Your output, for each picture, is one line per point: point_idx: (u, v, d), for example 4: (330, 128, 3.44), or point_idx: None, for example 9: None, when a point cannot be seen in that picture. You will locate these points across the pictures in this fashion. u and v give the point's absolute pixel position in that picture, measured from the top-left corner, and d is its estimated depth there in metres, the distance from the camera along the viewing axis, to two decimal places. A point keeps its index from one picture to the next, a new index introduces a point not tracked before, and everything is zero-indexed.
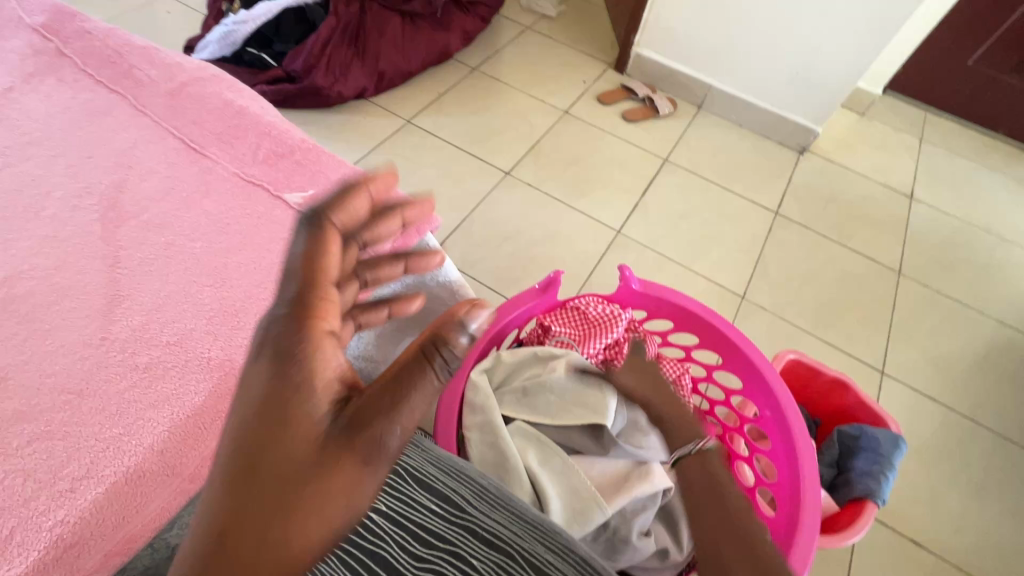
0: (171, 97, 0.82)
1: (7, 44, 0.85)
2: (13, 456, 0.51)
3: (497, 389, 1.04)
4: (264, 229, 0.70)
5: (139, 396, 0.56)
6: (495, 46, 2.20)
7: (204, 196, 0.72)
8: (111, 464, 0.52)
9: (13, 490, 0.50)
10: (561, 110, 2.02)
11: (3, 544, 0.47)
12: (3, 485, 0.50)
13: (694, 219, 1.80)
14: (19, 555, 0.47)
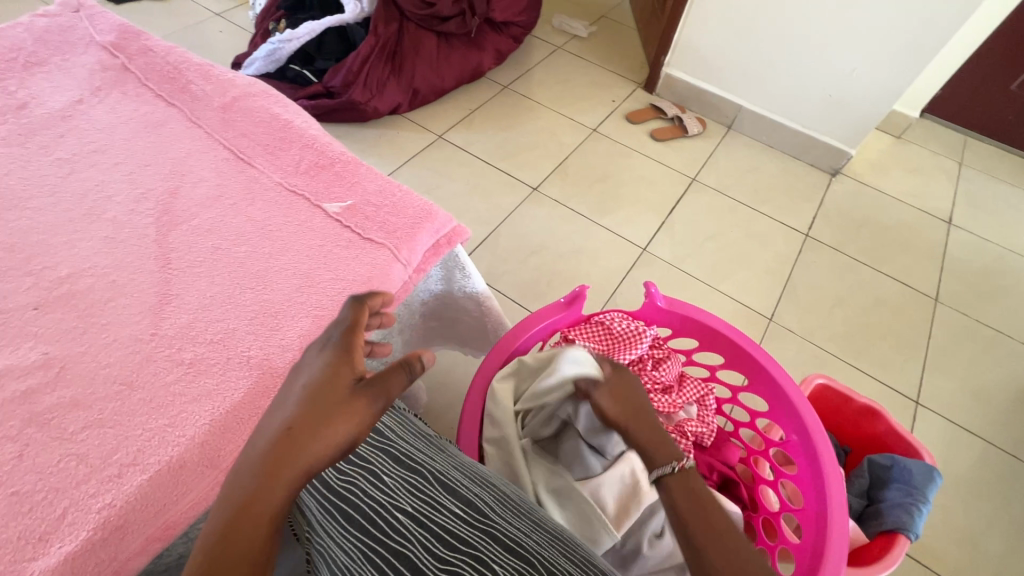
0: (223, 110, 0.88)
1: (79, 61, 0.92)
2: (68, 440, 0.55)
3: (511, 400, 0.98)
4: (304, 236, 0.74)
5: (184, 389, 0.60)
6: (526, 65, 2.25)
7: (250, 204, 0.77)
8: (156, 452, 0.56)
9: (67, 472, 0.53)
10: (589, 128, 2.05)
11: (55, 523, 0.50)
12: (57, 468, 0.53)
13: (721, 239, 1.79)
14: (69, 534, 0.50)
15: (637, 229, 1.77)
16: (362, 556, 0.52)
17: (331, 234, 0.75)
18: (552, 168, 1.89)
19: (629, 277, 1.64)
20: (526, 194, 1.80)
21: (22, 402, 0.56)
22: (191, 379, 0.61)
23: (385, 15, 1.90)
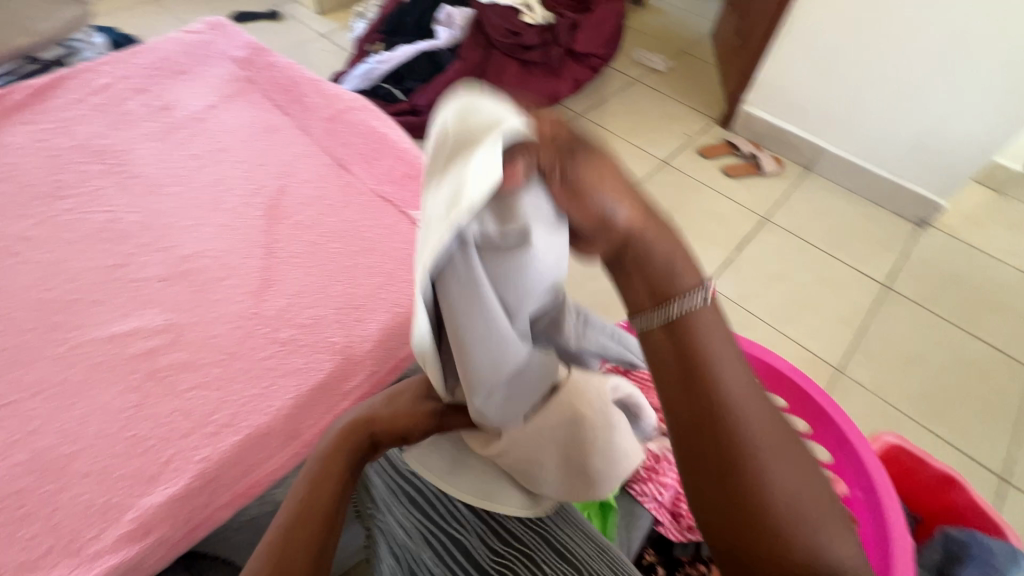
0: (329, 121, 0.98)
1: (215, 72, 1.06)
2: (178, 397, 0.62)
3: None
4: (391, 239, 0.80)
5: (277, 365, 0.66)
6: (602, 95, 2.30)
7: (345, 206, 0.84)
8: (249, 418, 0.62)
9: (174, 424, 0.60)
10: (660, 159, 2.06)
11: (162, 467, 0.58)
12: (166, 420, 0.61)
13: (790, 281, 1.73)
14: (173, 478, 0.57)
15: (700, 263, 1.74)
16: (422, 537, 0.59)
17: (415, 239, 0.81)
18: None
19: None
20: None
21: (146, 359, 0.65)
22: (282, 357, 0.67)
23: (473, 40, 2.04)
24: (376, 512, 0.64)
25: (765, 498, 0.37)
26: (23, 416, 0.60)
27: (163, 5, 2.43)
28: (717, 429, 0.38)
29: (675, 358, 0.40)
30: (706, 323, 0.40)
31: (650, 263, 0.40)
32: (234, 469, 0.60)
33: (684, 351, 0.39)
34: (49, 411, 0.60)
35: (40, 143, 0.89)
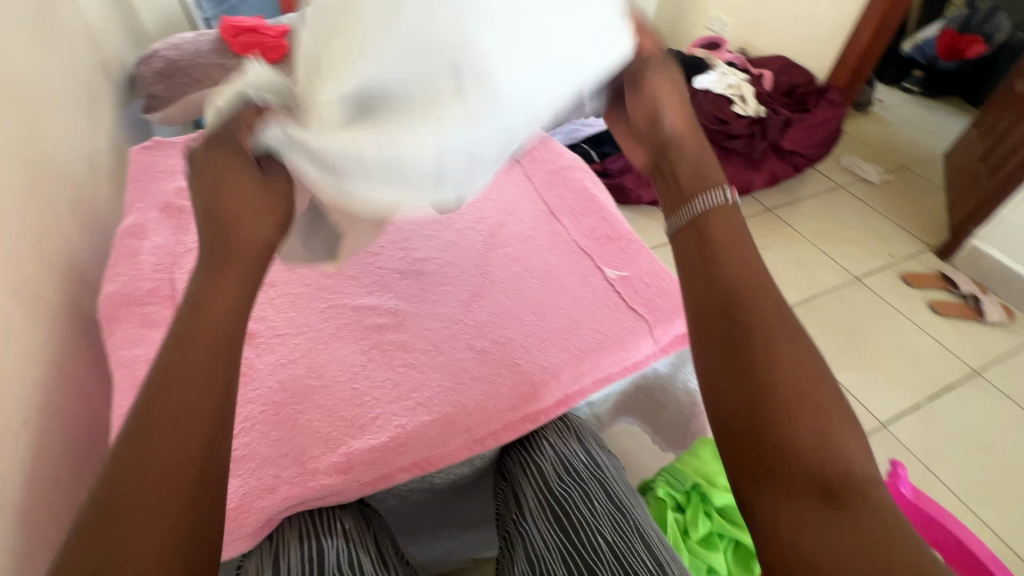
0: (550, 173, 1.11)
1: None
2: (393, 369, 0.77)
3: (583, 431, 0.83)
4: (583, 289, 0.89)
5: (470, 369, 0.77)
6: (798, 194, 2.21)
7: (549, 250, 0.96)
8: (441, 405, 0.73)
9: (386, 390, 0.74)
10: (852, 275, 1.89)
11: (372, 420, 0.71)
12: (381, 384, 0.75)
13: (998, 455, 1.43)
14: (378, 432, 0.70)
15: (881, 400, 1.52)
16: (558, 555, 0.64)
17: (605, 294, 0.88)
18: (795, 300, 1.78)
19: None
20: None
21: (376, 331, 0.81)
22: (475, 362, 0.78)
23: None
24: (520, 527, 0.70)
25: (770, 375, 0.44)
26: (288, 347, 0.79)
27: None
28: (738, 312, 0.47)
29: (701, 256, 0.51)
30: (727, 237, 0.52)
31: (693, 202, 0.54)
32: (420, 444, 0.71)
33: (706, 238, 0.52)
34: (305, 348, 0.79)
35: None
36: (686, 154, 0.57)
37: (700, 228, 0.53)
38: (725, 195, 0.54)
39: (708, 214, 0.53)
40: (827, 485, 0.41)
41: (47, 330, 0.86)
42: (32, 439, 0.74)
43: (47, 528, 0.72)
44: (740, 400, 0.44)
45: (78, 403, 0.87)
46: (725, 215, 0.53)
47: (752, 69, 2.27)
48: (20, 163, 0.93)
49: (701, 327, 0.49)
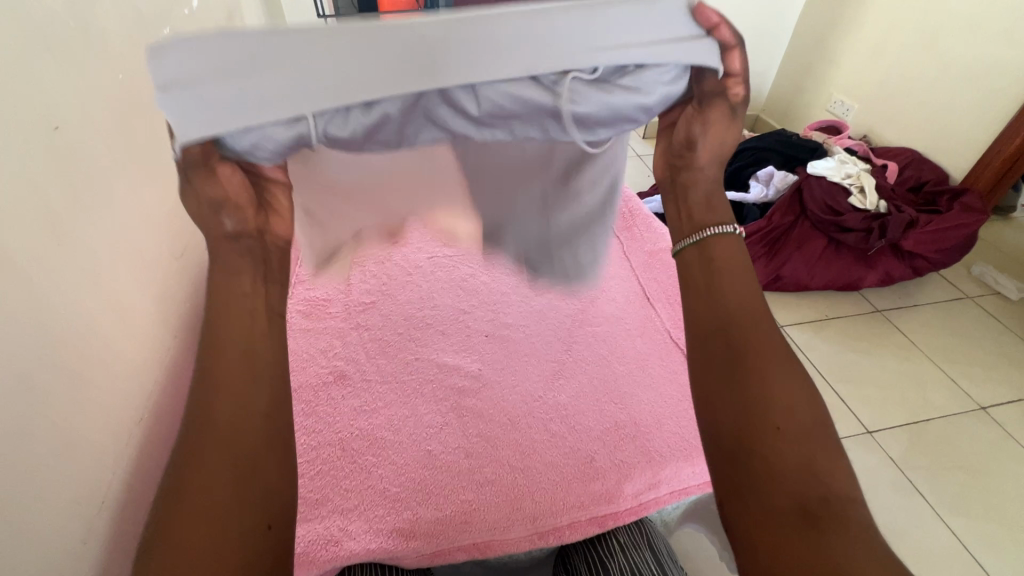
0: (650, 256, 1.10)
1: None
2: (470, 452, 0.77)
3: (646, 533, 0.80)
4: (672, 386, 0.86)
5: (557, 461, 0.77)
6: (914, 299, 2.01)
7: (639, 335, 0.94)
8: (509, 486, 0.74)
9: (461, 466, 0.76)
10: (975, 403, 1.65)
11: (444, 497, 0.72)
12: (457, 465, 0.76)
13: None
14: (445, 510, 0.71)
15: (1004, 564, 1.28)
16: None
17: None
18: (900, 419, 1.59)
19: None
20: (853, 430, 1.55)
21: (454, 407, 0.83)
22: (548, 447, 0.78)
23: (787, 206, 2.02)
24: None
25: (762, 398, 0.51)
26: (374, 394, 0.84)
27: None
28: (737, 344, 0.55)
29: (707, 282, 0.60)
30: (727, 279, 0.59)
31: (702, 229, 0.63)
32: (483, 531, 0.71)
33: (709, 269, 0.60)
34: (388, 400, 0.84)
35: None
36: (699, 179, 0.66)
37: (708, 250, 0.61)
38: (734, 228, 0.62)
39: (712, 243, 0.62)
40: (803, 504, 0.46)
41: (171, 335, 0.95)
42: (141, 439, 0.81)
43: (136, 521, 0.79)
44: (790, 538, 0.45)
45: (183, 406, 0.95)
46: (736, 244, 0.62)
47: (874, 160, 2.13)
48: (178, 182, 1.06)
49: (743, 389, 0.52)
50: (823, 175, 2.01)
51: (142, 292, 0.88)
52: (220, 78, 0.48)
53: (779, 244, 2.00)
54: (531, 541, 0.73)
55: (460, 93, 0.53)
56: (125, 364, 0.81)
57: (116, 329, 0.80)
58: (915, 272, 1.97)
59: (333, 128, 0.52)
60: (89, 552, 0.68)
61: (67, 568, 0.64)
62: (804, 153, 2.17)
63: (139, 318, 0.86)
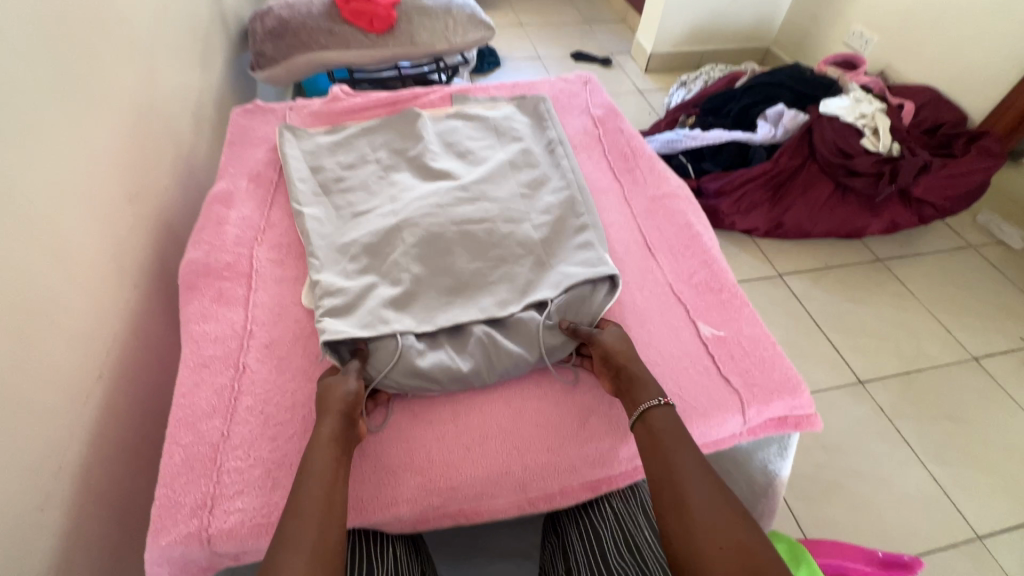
0: (652, 201, 1.02)
1: (573, 122, 1.20)
2: (456, 413, 0.72)
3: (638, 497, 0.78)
4: (671, 343, 0.80)
5: (547, 423, 0.72)
6: (916, 247, 1.95)
7: (639, 289, 0.87)
8: (496, 449, 0.70)
9: (446, 427, 0.71)
10: (968, 353, 1.64)
11: (427, 461, 0.68)
12: (442, 427, 0.71)
13: None
14: (428, 474, 0.67)
15: (982, 510, 1.31)
16: None
17: (695, 355, 0.79)
18: (892, 370, 1.58)
19: (939, 556, 1.23)
20: (846, 381, 1.54)
21: None
22: (539, 409, 0.74)
23: (795, 148, 1.91)
24: None
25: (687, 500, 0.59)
26: None
27: (527, 32, 2.87)
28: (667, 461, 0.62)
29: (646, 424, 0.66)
30: (672, 437, 0.64)
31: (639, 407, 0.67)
32: (468, 495, 0.68)
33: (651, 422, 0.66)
34: None
35: None
36: (624, 356, 0.72)
37: (646, 420, 0.66)
38: (659, 400, 0.67)
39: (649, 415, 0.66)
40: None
41: (131, 286, 0.87)
42: (102, 399, 0.75)
43: (107, 482, 0.75)
44: None
45: (151, 361, 0.88)
46: (666, 417, 0.66)
47: (891, 98, 1.99)
48: (127, 112, 0.94)
49: (675, 534, 0.58)
50: (836, 114, 1.88)
51: (91, 237, 0.79)
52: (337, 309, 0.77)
53: (784, 189, 1.91)
54: (520, 504, 0.70)
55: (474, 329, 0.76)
56: (74, 317, 0.73)
57: (59, 278, 0.71)
58: (920, 219, 1.90)
59: (406, 360, 0.72)
60: (50, 520, 0.64)
61: (26, 537, 0.60)
62: (817, 91, 2.03)
63: (89, 267, 0.78)
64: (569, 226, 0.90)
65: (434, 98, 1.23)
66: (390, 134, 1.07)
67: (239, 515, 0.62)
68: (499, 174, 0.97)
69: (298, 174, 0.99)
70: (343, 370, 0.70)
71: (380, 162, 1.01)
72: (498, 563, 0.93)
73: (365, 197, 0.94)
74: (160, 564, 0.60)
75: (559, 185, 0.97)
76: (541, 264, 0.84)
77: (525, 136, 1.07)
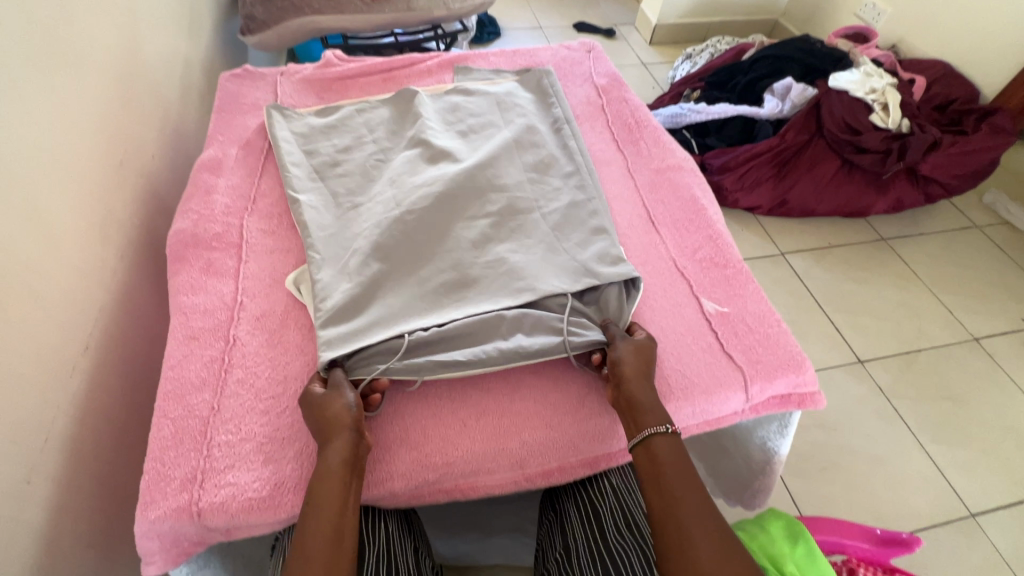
0: (656, 174, 0.99)
1: (576, 91, 1.16)
2: (452, 388, 0.71)
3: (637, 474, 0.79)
4: (674, 319, 0.78)
5: (545, 398, 0.71)
6: (921, 227, 1.92)
7: (642, 264, 0.85)
8: (491, 424, 0.68)
9: (441, 401, 0.70)
10: (970, 334, 1.63)
11: (422, 437, 0.67)
12: (437, 401, 0.70)
13: None
14: (423, 450, 0.66)
15: (976, 488, 1.32)
16: None
17: (698, 331, 0.77)
18: (892, 350, 1.57)
19: (932, 533, 1.24)
20: (845, 360, 1.53)
21: None
22: (538, 385, 0.72)
23: (802, 123, 1.86)
24: (563, 565, 0.70)
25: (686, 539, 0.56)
26: None
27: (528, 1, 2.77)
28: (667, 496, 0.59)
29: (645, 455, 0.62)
30: (674, 472, 0.60)
31: (644, 430, 0.63)
32: (463, 472, 0.66)
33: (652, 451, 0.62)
34: None
35: None
36: (631, 366, 0.67)
37: (650, 449, 0.62)
38: (666, 427, 0.63)
39: (655, 441, 0.62)
40: None
41: (117, 256, 0.84)
42: (89, 371, 0.73)
43: (97, 456, 0.73)
44: None
45: (140, 333, 0.86)
46: (672, 445, 0.62)
47: (902, 72, 1.94)
48: (109, 75, 0.90)
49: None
50: (846, 88, 1.83)
51: (72, 203, 0.76)
52: (339, 309, 0.72)
53: (790, 166, 1.87)
54: (517, 481, 0.69)
55: (491, 320, 0.71)
56: (56, 287, 0.70)
57: (37, 246, 0.68)
58: (927, 198, 1.86)
59: (413, 363, 0.68)
60: (36, 494, 0.63)
61: (12, 509, 0.59)
62: (827, 64, 1.97)
63: (72, 236, 0.75)
64: (581, 212, 0.86)
65: (432, 65, 1.18)
66: (384, 114, 1.01)
67: (230, 490, 0.60)
68: (503, 154, 0.91)
69: (290, 158, 0.92)
70: (345, 384, 0.65)
71: (379, 144, 0.95)
72: (495, 538, 0.93)
73: (364, 182, 0.89)
74: (150, 537, 0.59)
75: (567, 167, 0.92)
76: (554, 253, 0.80)
77: (530, 113, 1.01)
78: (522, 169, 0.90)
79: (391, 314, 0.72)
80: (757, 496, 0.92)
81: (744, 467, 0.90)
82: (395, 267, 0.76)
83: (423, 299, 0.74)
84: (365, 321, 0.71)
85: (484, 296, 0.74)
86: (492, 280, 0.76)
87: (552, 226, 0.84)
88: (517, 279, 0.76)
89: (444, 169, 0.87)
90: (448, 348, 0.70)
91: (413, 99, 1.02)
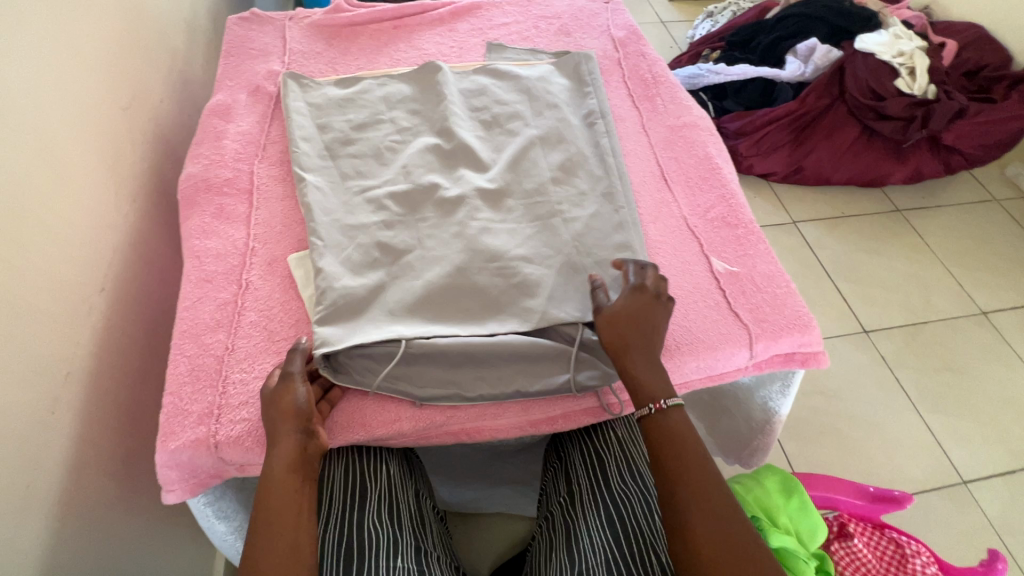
0: (671, 131, 0.97)
1: (592, 44, 1.12)
2: None
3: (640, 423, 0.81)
4: (682, 276, 0.78)
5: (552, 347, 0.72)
6: (937, 198, 1.88)
7: (653, 221, 0.84)
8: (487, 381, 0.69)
9: None
10: (977, 308, 1.62)
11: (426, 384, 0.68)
12: None
13: None
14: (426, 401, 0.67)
15: (969, 457, 1.34)
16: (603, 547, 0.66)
17: (706, 289, 0.77)
18: (897, 321, 1.57)
19: (921, 498, 1.27)
20: (849, 329, 1.54)
21: None
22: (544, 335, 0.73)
23: (823, 87, 1.81)
24: (568, 508, 0.74)
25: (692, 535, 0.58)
26: None
27: None
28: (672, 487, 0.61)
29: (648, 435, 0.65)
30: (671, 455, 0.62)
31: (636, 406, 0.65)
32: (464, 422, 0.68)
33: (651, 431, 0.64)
34: None
35: (442, 55, 1.07)
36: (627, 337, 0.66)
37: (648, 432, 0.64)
38: (649, 408, 0.64)
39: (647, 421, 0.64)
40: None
41: (130, 200, 0.85)
42: (107, 310, 0.75)
43: (116, 393, 0.76)
44: None
45: (154, 278, 0.88)
46: (661, 422, 0.64)
47: (932, 35, 1.86)
48: (116, 14, 0.88)
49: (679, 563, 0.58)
50: (872, 51, 1.76)
51: (82, 143, 0.76)
52: (343, 306, 0.70)
53: (808, 132, 1.82)
54: (521, 426, 0.71)
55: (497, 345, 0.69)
56: (70, 224, 0.71)
57: (50, 182, 0.69)
58: (947, 169, 1.82)
59: (412, 382, 0.67)
60: (60, 424, 0.65)
61: (38, 435, 0.62)
62: (855, 24, 1.88)
63: (85, 177, 0.76)
64: (605, 222, 0.81)
65: (444, 12, 1.14)
66: (405, 91, 0.96)
67: (245, 424, 0.63)
68: (528, 152, 0.87)
69: (302, 132, 0.88)
70: (297, 373, 0.62)
71: (396, 122, 0.91)
72: (499, 488, 0.96)
73: (376, 166, 0.86)
74: (170, 466, 0.62)
75: (596, 168, 0.87)
76: (571, 266, 0.76)
77: (562, 103, 0.95)
78: (545, 170, 0.85)
79: (395, 321, 0.70)
80: (759, 453, 0.94)
81: (745, 428, 0.93)
82: (405, 271, 0.74)
83: (429, 312, 0.71)
84: (367, 326, 0.69)
85: (494, 312, 0.72)
86: (502, 296, 0.73)
87: (570, 233, 0.79)
88: (531, 295, 0.73)
89: (463, 176, 0.84)
90: (443, 372, 0.68)
91: (437, 75, 0.97)
